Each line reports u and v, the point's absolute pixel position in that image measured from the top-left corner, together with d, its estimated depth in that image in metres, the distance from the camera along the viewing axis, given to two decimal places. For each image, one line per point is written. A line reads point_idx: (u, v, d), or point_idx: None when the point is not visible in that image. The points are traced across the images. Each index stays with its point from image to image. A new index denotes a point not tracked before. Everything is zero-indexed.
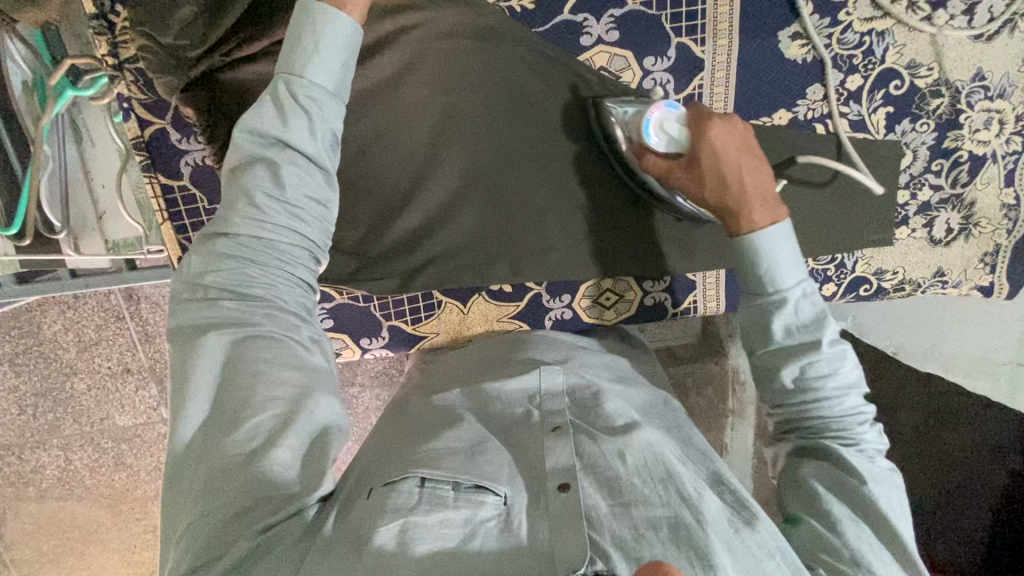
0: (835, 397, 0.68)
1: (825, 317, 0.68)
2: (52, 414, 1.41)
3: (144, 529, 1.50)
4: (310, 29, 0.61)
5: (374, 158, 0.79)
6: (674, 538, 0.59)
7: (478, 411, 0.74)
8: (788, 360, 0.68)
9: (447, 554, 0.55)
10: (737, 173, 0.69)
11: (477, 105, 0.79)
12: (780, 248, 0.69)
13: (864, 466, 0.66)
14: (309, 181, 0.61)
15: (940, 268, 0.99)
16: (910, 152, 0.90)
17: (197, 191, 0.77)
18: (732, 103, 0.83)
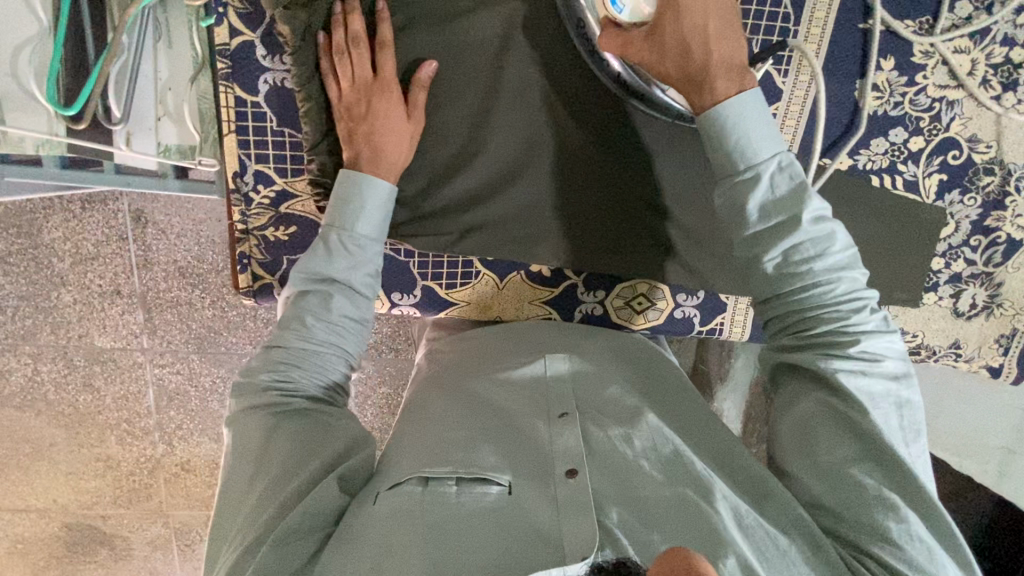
0: (819, 277, 0.67)
1: (805, 191, 0.67)
2: (30, 321, 1.37)
3: (97, 457, 1.47)
4: (354, 192, 0.74)
5: (447, 113, 0.79)
6: (684, 519, 0.61)
7: (489, 390, 0.78)
8: (772, 246, 0.67)
9: (457, 532, 0.60)
10: (711, 41, 0.67)
11: (557, 81, 0.79)
12: (761, 124, 0.68)
13: (854, 377, 0.65)
14: (347, 305, 0.74)
15: (957, 339, 1.01)
16: (953, 223, 0.93)
17: (269, 110, 0.77)
18: (800, 138, 0.86)
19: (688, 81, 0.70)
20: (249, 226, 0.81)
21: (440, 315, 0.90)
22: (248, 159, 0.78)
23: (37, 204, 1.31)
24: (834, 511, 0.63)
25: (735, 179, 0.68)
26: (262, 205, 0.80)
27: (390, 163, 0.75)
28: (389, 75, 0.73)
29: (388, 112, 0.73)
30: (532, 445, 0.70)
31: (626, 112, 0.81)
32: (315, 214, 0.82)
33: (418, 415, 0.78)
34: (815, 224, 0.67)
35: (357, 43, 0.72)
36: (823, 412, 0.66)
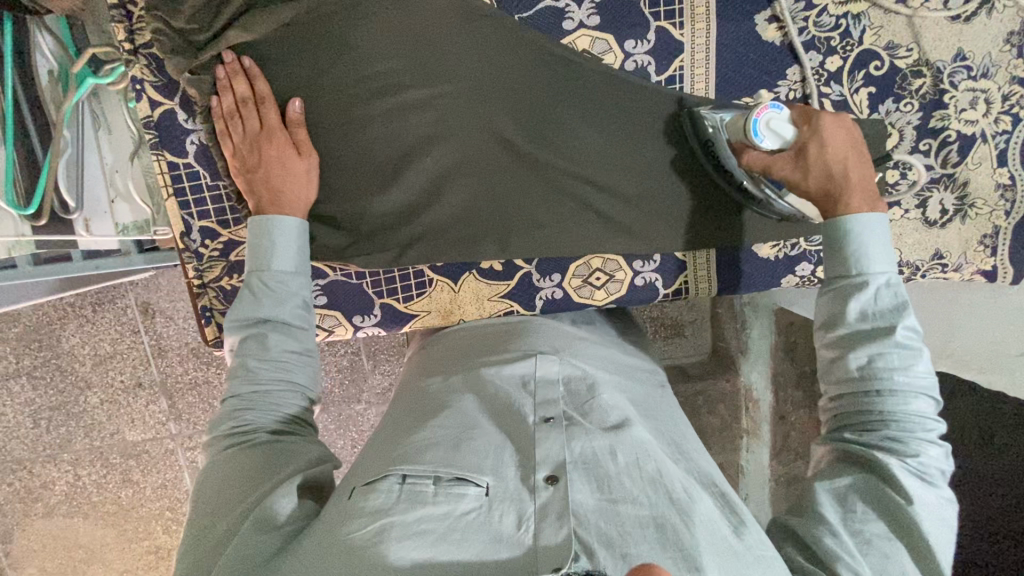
0: (898, 393, 0.67)
1: (905, 307, 0.70)
2: (65, 428, 1.44)
3: (148, 550, 1.50)
4: (267, 234, 0.76)
5: (370, 133, 0.82)
6: (660, 538, 0.59)
7: (477, 397, 0.76)
8: (857, 347, 0.69)
9: (419, 529, 0.58)
10: (844, 162, 0.75)
11: (475, 89, 0.83)
12: (878, 242, 0.72)
13: (916, 486, 0.64)
14: (290, 339, 0.74)
15: (937, 249, 0.98)
16: (896, 132, 0.92)
17: (200, 168, 0.81)
18: (713, 84, 0.87)
19: (829, 195, 0.75)
20: (205, 280, 0.85)
21: (405, 330, 0.92)
22: (191, 218, 0.83)
23: (55, 315, 1.40)
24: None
25: (847, 282, 0.72)
26: (213, 257, 0.84)
27: (292, 200, 0.78)
28: (274, 123, 0.78)
29: (282, 156, 0.77)
30: (516, 450, 0.68)
31: (545, 96, 0.84)
32: None
33: (397, 418, 0.78)
34: (903, 335, 0.69)
35: (245, 103, 0.77)
36: (866, 491, 0.65)
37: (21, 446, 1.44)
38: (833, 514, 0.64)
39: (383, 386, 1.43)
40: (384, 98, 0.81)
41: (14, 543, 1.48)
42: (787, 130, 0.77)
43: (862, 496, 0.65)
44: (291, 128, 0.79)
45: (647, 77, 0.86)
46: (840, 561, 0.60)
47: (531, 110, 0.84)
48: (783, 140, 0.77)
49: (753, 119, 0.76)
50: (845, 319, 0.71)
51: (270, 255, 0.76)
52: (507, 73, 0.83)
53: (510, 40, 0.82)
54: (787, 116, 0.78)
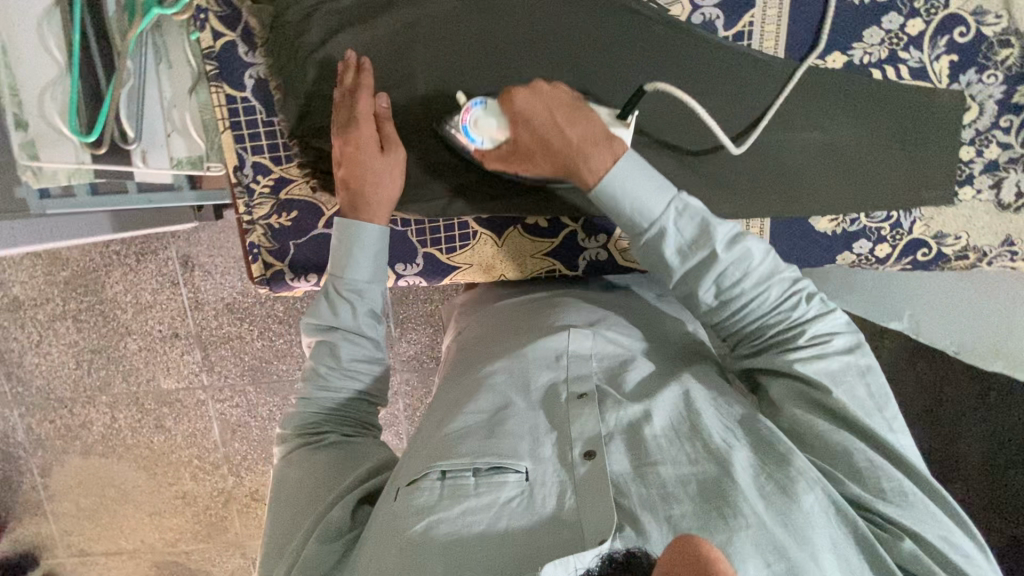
0: (753, 294, 0.68)
1: (709, 223, 0.68)
2: (105, 371, 1.49)
3: (176, 494, 1.56)
4: (347, 241, 0.76)
5: (420, 82, 0.82)
6: (701, 493, 0.59)
7: (508, 366, 0.75)
8: (701, 281, 0.68)
9: (465, 532, 0.59)
10: (558, 129, 0.72)
11: (533, 44, 0.82)
12: (643, 175, 0.69)
13: (822, 370, 0.65)
14: (360, 348, 0.79)
15: (1008, 236, 0.92)
16: (975, 106, 0.86)
17: (257, 104, 0.82)
18: (783, 43, 0.83)
19: (569, 168, 0.73)
20: (254, 216, 0.86)
21: (446, 282, 0.92)
22: (245, 152, 0.83)
23: (99, 262, 1.44)
24: (851, 486, 0.61)
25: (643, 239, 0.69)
26: (263, 194, 0.85)
27: (374, 196, 0.77)
28: (365, 114, 0.77)
29: (360, 155, 0.76)
30: (550, 425, 0.68)
31: (604, 53, 0.83)
32: (311, 196, 0.85)
33: (441, 400, 0.77)
34: (728, 246, 0.68)
35: (353, 92, 0.76)
36: (795, 395, 0.67)
37: (64, 386, 1.50)
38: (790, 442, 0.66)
39: (410, 353, 1.45)
40: (444, 44, 0.81)
41: (53, 476, 1.55)
42: (494, 126, 0.77)
43: (794, 406, 0.66)
44: (380, 123, 0.78)
45: (714, 32, 0.83)
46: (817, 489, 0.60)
47: (585, 62, 0.82)
48: (501, 134, 0.77)
49: (462, 125, 0.78)
50: (673, 268, 0.69)
51: (345, 262, 0.77)
52: (564, 22, 0.82)
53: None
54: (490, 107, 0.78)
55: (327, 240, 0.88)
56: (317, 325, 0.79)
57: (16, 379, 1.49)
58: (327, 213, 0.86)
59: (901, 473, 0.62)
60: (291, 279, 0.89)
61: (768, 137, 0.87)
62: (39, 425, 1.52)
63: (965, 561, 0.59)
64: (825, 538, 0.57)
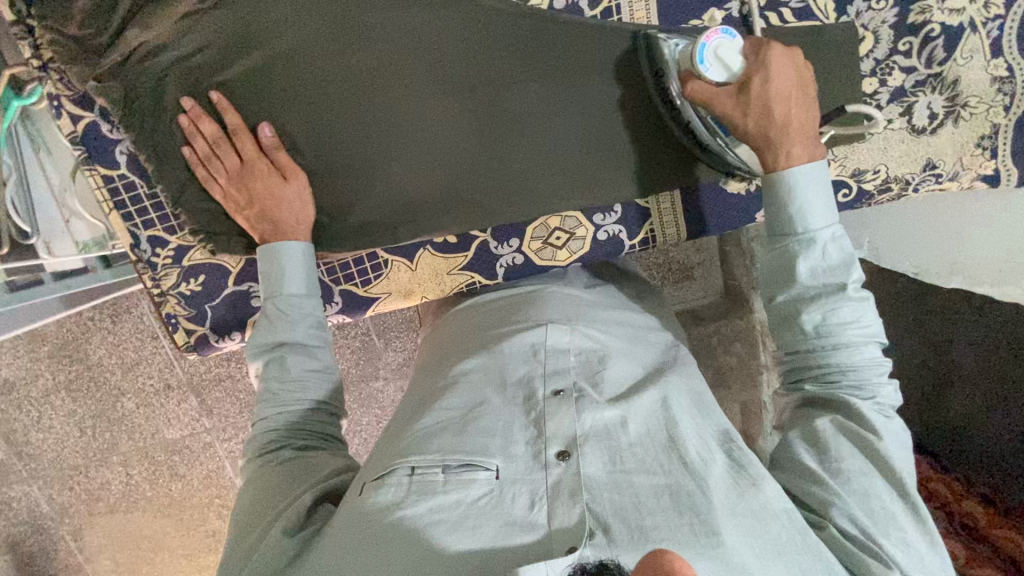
0: (852, 345, 0.67)
1: (852, 261, 0.68)
2: (109, 433, 1.45)
3: (207, 534, 1.55)
4: (272, 260, 0.76)
5: (291, 125, 0.78)
6: (675, 504, 0.57)
7: (486, 365, 0.74)
8: (812, 305, 0.68)
9: (434, 521, 0.57)
10: (786, 103, 0.70)
11: (410, 63, 0.79)
12: (817, 191, 0.69)
13: (881, 421, 0.65)
14: (309, 359, 0.75)
15: (928, 160, 0.89)
16: (871, 34, 0.83)
17: (136, 178, 0.80)
18: (655, 11, 0.80)
19: (808, 135, 0.71)
20: (163, 288, 0.85)
21: (369, 314, 0.91)
22: (137, 229, 0.82)
23: (77, 331, 1.38)
24: (861, 517, 0.60)
25: (791, 241, 0.69)
26: (167, 265, 0.84)
27: (293, 223, 0.77)
28: (251, 152, 0.76)
29: (269, 189, 0.76)
30: (527, 421, 0.66)
31: (477, 58, 0.80)
32: (216, 258, 0.85)
33: (414, 401, 0.76)
34: (856, 291, 0.68)
35: (217, 140, 0.76)
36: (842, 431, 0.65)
37: (74, 453, 1.45)
38: (811, 462, 0.64)
39: (398, 361, 1.45)
40: (308, 77, 0.77)
41: (85, 540, 1.50)
42: (732, 61, 0.71)
43: (847, 443, 0.64)
44: (269, 154, 0.77)
45: (580, 13, 0.80)
46: (830, 506, 0.61)
47: (457, 72, 0.80)
48: (725, 68, 0.71)
49: (699, 45, 0.71)
50: (798, 278, 0.69)
51: (275, 279, 0.76)
52: (425, 31, 0.79)
53: (435, 8, 0.78)
54: (739, 47, 0.72)
55: (241, 297, 0.87)
56: (259, 345, 0.75)
57: (26, 457, 1.43)
58: (236, 271, 0.86)
59: (910, 521, 0.61)
60: (215, 341, 0.89)
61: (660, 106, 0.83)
62: (60, 495, 1.46)
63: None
64: (788, 558, 0.56)
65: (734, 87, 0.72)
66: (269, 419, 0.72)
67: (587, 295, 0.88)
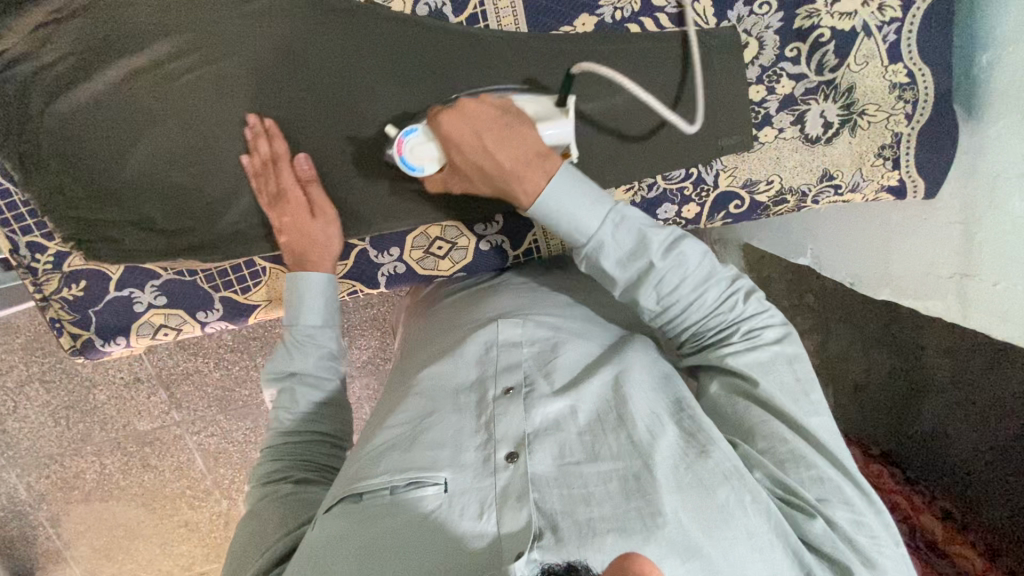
0: (691, 300, 0.66)
1: (646, 231, 0.65)
2: (81, 424, 1.34)
3: (180, 524, 1.47)
4: (297, 291, 0.77)
5: (156, 131, 0.78)
6: (624, 490, 0.53)
7: (439, 372, 0.68)
8: (640, 289, 0.66)
9: (389, 548, 0.51)
10: (490, 156, 0.67)
11: (276, 65, 0.78)
12: (571, 190, 0.65)
13: (748, 359, 0.64)
14: (316, 391, 0.77)
15: (825, 170, 0.86)
16: (754, 40, 0.80)
17: (10, 185, 0.80)
18: (523, 18, 0.78)
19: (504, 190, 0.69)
20: (46, 293, 0.86)
21: (253, 321, 0.91)
22: (15, 235, 0.82)
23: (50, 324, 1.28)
24: (779, 476, 0.58)
25: (580, 255, 0.67)
26: (48, 270, 0.85)
27: (319, 258, 0.79)
28: (291, 186, 0.78)
29: (297, 221, 0.78)
30: (476, 427, 0.60)
31: (340, 63, 0.78)
32: (95, 264, 0.85)
33: (378, 409, 0.73)
34: (664, 255, 0.65)
35: (268, 162, 0.78)
36: (728, 391, 0.65)
37: (49, 443, 1.36)
38: (724, 431, 0.65)
39: (362, 358, 1.33)
40: (166, 87, 0.77)
41: (64, 525, 1.44)
42: (429, 151, 0.72)
43: (728, 395, 0.65)
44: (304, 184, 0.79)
45: (444, 20, 0.78)
46: (755, 466, 0.60)
47: (320, 77, 0.78)
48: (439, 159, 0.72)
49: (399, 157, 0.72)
50: (619, 280, 0.66)
51: (298, 310, 0.77)
52: (289, 34, 0.77)
53: (295, 12, 0.77)
54: (427, 133, 0.72)
55: (123, 302, 0.88)
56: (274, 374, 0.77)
57: (4, 445, 1.34)
58: (116, 276, 0.86)
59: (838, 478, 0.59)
60: (102, 345, 0.89)
61: None
62: (38, 482, 1.39)
63: (881, 551, 0.57)
64: (738, 526, 0.52)
65: (450, 166, 0.73)
66: (280, 448, 0.73)
67: (538, 283, 0.85)
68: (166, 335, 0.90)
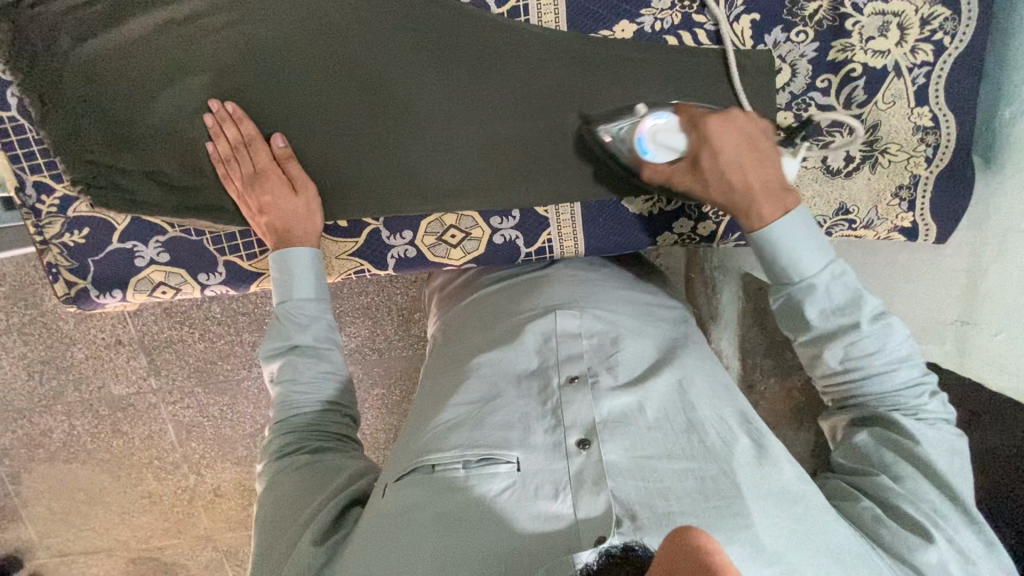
0: (879, 372, 0.66)
1: (862, 295, 0.66)
2: (55, 380, 1.30)
3: (144, 495, 1.43)
4: (282, 263, 0.76)
5: (184, 86, 0.77)
6: (701, 489, 0.54)
7: (502, 356, 0.70)
8: (830, 342, 0.66)
9: (466, 517, 0.54)
10: (741, 171, 0.70)
11: (318, 38, 0.77)
12: (807, 237, 0.67)
13: (928, 437, 0.64)
14: (319, 362, 0.74)
15: (842, 204, 0.87)
16: (787, 67, 0.81)
17: (26, 122, 0.78)
18: (564, 17, 0.78)
19: (741, 209, 0.71)
20: (46, 236, 0.84)
21: (253, 289, 0.89)
22: (23, 173, 0.80)
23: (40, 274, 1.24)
24: (903, 510, 0.61)
25: (790, 290, 0.67)
26: (52, 213, 0.83)
27: (302, 233, 0.78)
28: (266, 163, 0.78)
29: (277, 198, 0.78)
30: (543, 411, 0.63)
31: (382, 42, 0.78)
32: (101, 212, 0.83)
33: (436, 385, 0.75)
34: (873, 321, 0.65)
35: (236, 145, 0.77)
36: (879, 442, 0.65)
37: (18, 397, 1.32)
38: (849, 463, 0.67)
39: (352, 345, 1.31)
40: (203, 44, 0.76)
41: (24, 483, 1.40)
42: (675, 143, 0.74)
43: (881, 447, 0.65)
44: (282, 164, 0.79)
45: (485, 9, 0.78)
46: (879, 492, 0.63)
47: (360, 54, 0.78)
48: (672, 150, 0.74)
49: (637, 137, 0.75)
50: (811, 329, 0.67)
51: (287, 283, 0.76)
52: (334, 7, 0.77)
53: None
54: (674, 123, 0.74)
55: (124, 255, 0.86)
56: (273, 350, 0.75)
57: None
58: (121, 227, 0.84)
59: (958, 518, 0.61)
60: (96, 297, 0.87)
61: (563, 118, 0.81)
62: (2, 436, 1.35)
63: None
64: (820, 539, 0.54)
65: (687, 164, 0.74)
66: (290, 422, 0.71)
67: (587, 272, 0.85)
68: (163, 294, 0.88)
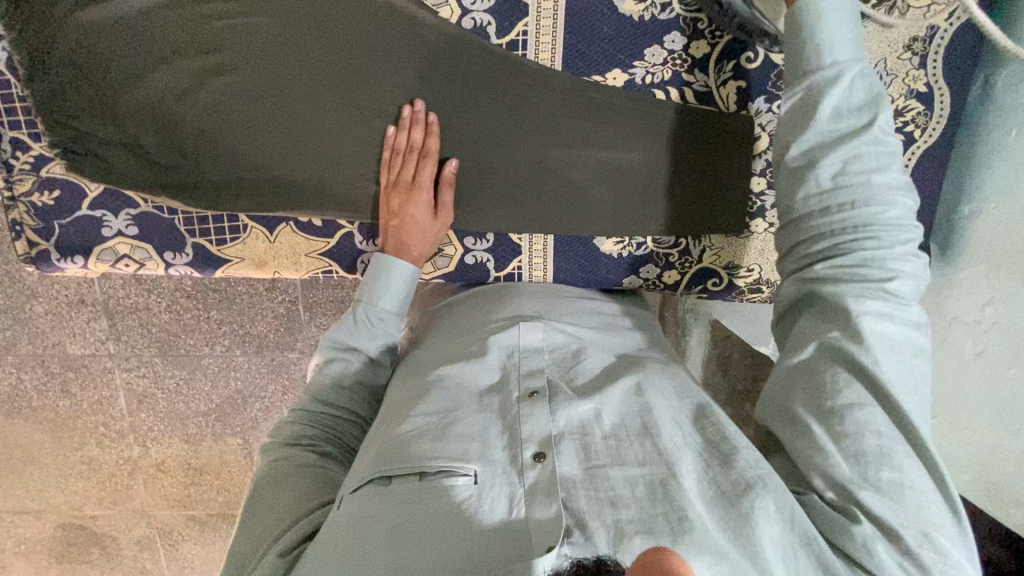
0: (866, 210, 0.61)
1: (880, 102, 0.63)
2: (8, 331, 1.27)
3: (83, 460, 1.40)
4: (383, 272, 0.78)
5: (176, 68, 0.78)
6: (650, 495, 0.54)
7: (461, 369, 0.69)
8: (831, 151, 0.62)
9: (424, 531, 0.53)
10: None
11: (313, 37, 0.78)
12: (842, 24, 0.64)
13: (880, 313, 0.59)
14: (359, 373, 0.77)
15: None
16: (767, 135, 0.83)
17: (12, 77, 0.77)
18: (560, 56, 0.80)
19: None
20: (15, 193, 0.83)
21: (218, 274, 0.89)
22: (2, 127, 0.79)
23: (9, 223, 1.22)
24: (845, 467, 0.56)
25: (814, 78, 0.64)
26: (25, 170, 0.82)
27: (417, 253, 0.80)
28: (426, 182, 0.80)
29: (415, 212, 0.80)
30: (503, 428, 0.61)
31: (376, 52, 0.79)
32: (75, 177, 0.82)
33: (401, 389, 0.73)
34: (879, 141, 0.62)
35: (414, 151, 0.80)
36: (829, 354, 0.61)
37: None
38: (808, 416, 0.59)
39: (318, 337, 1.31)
40: (201, 29, 0.77)
41: None
42: None
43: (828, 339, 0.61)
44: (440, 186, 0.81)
45: (485, 39, 0.79)
46: (813, 465, 0.58)
47: (354, 59, 0.79)
48: None
49: None
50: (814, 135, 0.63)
51: (380, 290, 0.78)
52: (333, 10, 0.78)
53: None
54: None
55: (92, 222, 0.85)
56: (336, 344, 0.76)
57: None
58: (92, 196, 0.84)
59: (913, 471, 0.55)
60: (57, 260, 0.86)
61: (547, 151, 0.84)
62: None
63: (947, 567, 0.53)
64: (763, 533, 0.52)
65: None
66: (311, 416, 0.73)
67: (551, 289, 0.87)
68: (126, 267, 0.87)
